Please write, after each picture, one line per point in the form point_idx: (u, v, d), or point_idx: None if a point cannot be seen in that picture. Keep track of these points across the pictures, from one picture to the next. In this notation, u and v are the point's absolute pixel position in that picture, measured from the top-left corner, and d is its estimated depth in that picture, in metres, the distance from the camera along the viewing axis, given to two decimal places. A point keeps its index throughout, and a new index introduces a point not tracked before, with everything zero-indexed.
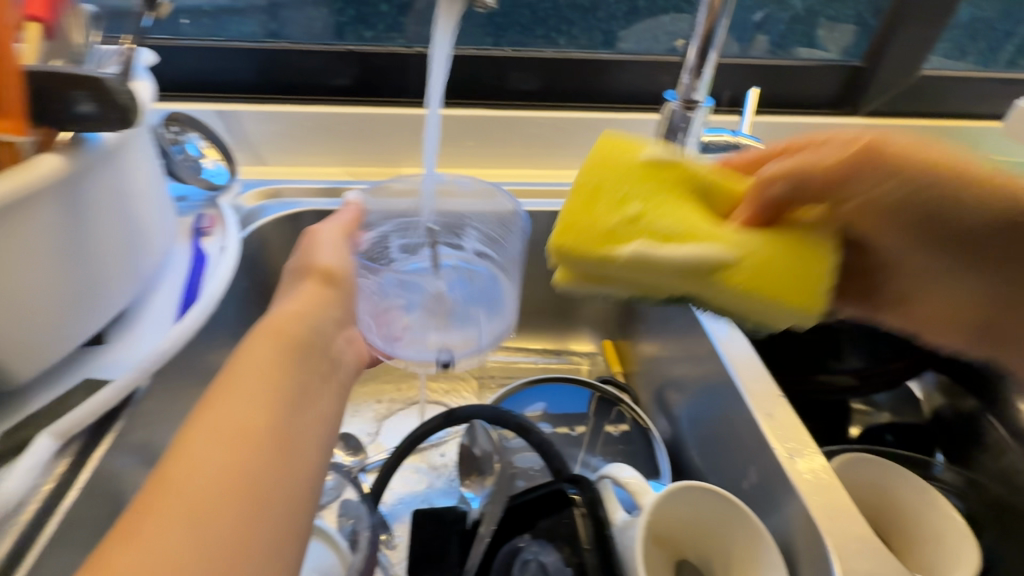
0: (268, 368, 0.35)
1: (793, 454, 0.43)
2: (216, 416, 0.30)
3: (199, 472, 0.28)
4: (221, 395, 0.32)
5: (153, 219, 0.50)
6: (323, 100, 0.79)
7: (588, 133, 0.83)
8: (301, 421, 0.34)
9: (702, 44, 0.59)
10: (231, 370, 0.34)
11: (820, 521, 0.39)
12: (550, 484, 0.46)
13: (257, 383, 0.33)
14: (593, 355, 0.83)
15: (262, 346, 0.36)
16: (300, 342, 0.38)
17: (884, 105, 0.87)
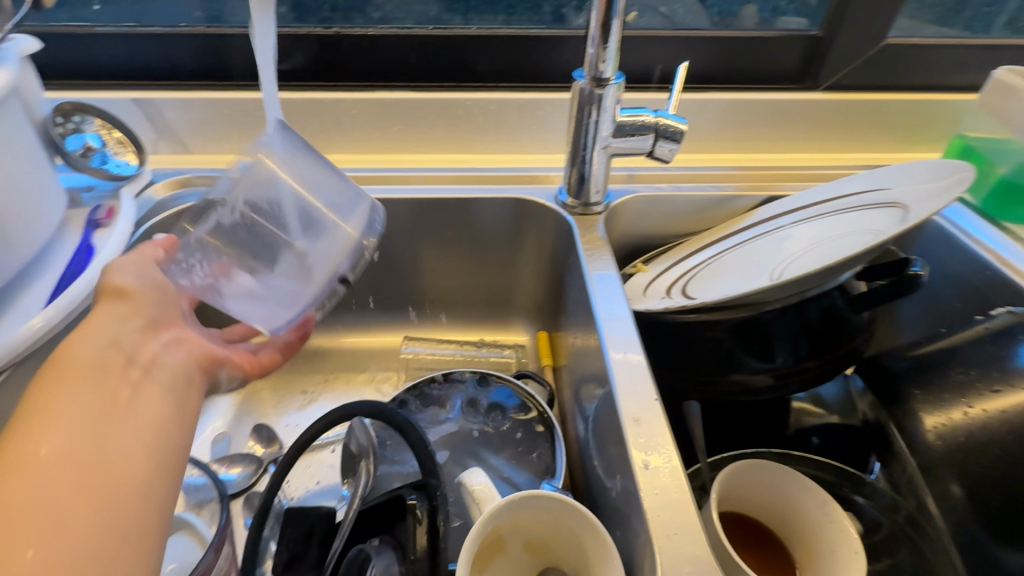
0: (95, 398, 0.37)
1: (647, 464, 0.40)
2: (30, 434, 0.33)
3: (20, 505, 0.30)
4: (24, 437, 0.33)
5: (17, 212, 0.50)
6: (242, 86, 0.77)
7: (518, 114, 0.78)
8: (123, 430, 0.36)
9: (603, 13, 0.54)
10: (36, 406, 0.35)
11: (656, 539, 0.36)
12: (395, 490, 0.43)
13: (67, 414, 0.35)
14: (523, 347, 0.80)
15: (60, 375, 0.37)
16: (106, 360, 0.39)
17: (845, 79, 0.80)
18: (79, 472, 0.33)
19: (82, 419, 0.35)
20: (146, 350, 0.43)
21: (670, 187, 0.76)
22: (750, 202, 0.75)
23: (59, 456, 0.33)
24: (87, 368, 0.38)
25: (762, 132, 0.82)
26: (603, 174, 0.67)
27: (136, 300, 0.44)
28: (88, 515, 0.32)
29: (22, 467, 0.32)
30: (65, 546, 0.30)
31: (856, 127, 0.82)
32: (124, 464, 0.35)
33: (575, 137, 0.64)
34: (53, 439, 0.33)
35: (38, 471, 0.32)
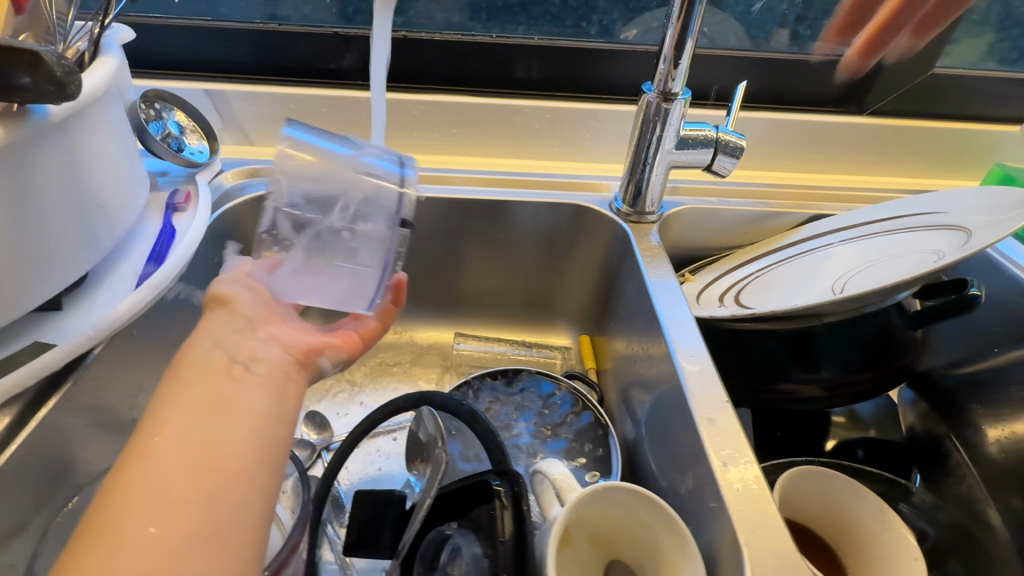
0: (194, 395, 0.37)
1: (726, 463, 0.42)
2: (145, 438, 0.34)
3: (137, 505, 0.31)
4: (145, 437, 0.34)
5: (114, 191, 0.51)
6: (308, 83, 0.80)
7: (573, 123, 0.80)
8: (225, 430, 0.35)
9: (679, 34, 0.57)
10: (159, 403, 0.36)
11: (740, 533, 0.38)
12: (475, 475, 0.45)
13: (176, 414, 0.35)
14: (567, 350, 0.82)
15: (177, 380, 0.38)
16: (214, 358, 0.39)
17: (887, 105, 0.82)
18: (185, 476, 0.32)
19: (188, 420, 0.35)
20: (246, 345, 0.41)
21: (717, 201, 0.78)
22: (796, 219, 0.78)
23: (169, 449, 0.33)
24: (197, 369, 0.38)
25: (806, 152, 0.84)
26: (660, 185, 0.69)
27: (233, 304, 0.44)
28: (188, 519, 0.31)
29: (144, 467, 0.32)
30: (162, 551, 0.29)
31: (897, 152, 0.84)
32: (223, 469, 0.33)
33: (637, 148, 0.67)
34: (164, 438, 0.34)
35: (155, 470, 0.32)
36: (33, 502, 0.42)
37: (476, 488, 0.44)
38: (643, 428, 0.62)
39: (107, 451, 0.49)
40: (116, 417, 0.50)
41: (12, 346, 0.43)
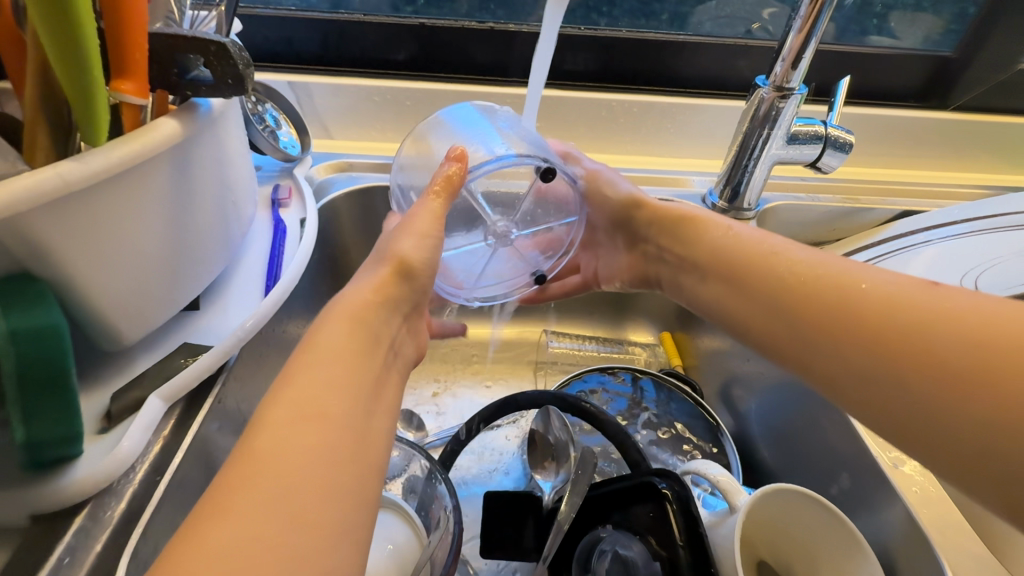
0: (348, 361, 0.34)
1: (896, 462, 0.47)
2: (298, 388, 0.31)
3: (296, 452, 0.28)
4: (306, 383, 0.31)
5: (242, 186, 0.50)
6: (389, 75, 0.77)
7: (660, 117, 0.79)
8: (376, 411, 0.33)
9: (803, 34, 0.55)
10: (312, 352, 0.33)
11: (923, 524, 0.43)
12: (635, 476, 0.45)
13: (340, 371, 0.33)
14: (653, 347, 0.78)
15: (340, 331, 0.35)
16: (376, 330, 0.37)
17: (974, 100, 0.81)
18: (344, 437, 0.30)
19: (349, 383, 0.33)
20: (401, 336, 0.40)
21: (806, 197, 0.76)
22: (884, 215, 0.76)
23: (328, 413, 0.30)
24: (357, 327, 0.36)
25: (892, 147, 0.83)
26: (760, 183, 0.68)
27: (406, 283, 0.40)
28: (336, 484, 0.28)
29: (307, 414, 0.30)
30: (301, 533, 0.26)
31: (981, 148, 0.83)
32: (372, 447, 0.31)
33: (741, 145, 0.66)
34: (335, 394, 0.31)
35: (321, 424, 0.30)
36: None
37: (633, 488, 0.45)
38: (754, 426, 0.63)
39: None
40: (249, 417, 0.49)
41: (164, 347, 0.42)
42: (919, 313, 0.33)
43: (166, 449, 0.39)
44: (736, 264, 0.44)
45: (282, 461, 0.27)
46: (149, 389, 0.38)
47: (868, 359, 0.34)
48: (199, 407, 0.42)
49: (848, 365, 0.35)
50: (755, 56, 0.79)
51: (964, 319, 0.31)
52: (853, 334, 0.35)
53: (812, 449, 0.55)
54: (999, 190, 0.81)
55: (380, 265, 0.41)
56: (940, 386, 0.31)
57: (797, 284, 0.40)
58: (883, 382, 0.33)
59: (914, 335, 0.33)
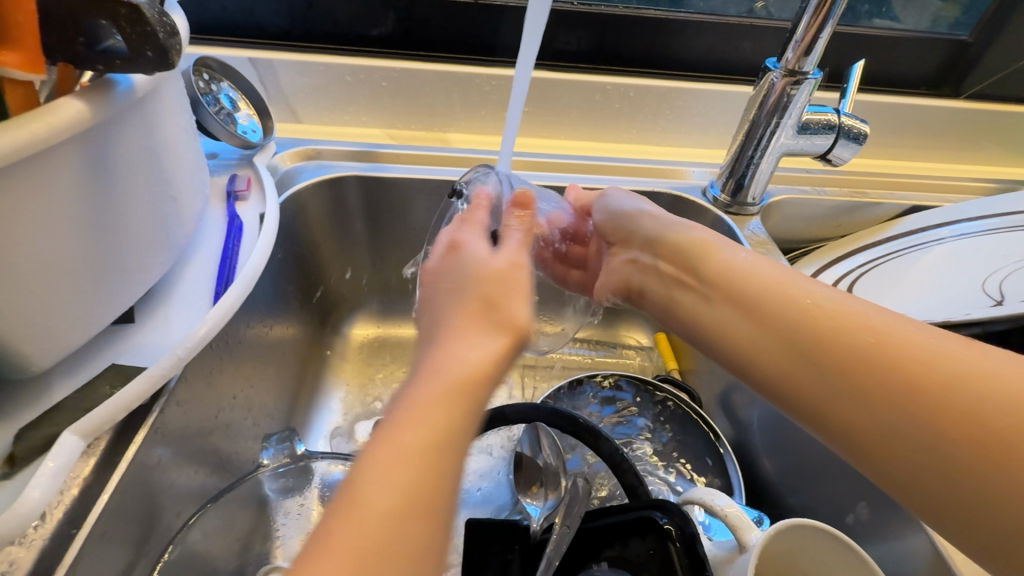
0: (448, 465, 0.24)
1: None
2: (377, 496, 0.22)
3: (344, 566, 0.20)
4: (381, 472, 0.22)
5: (189, 178, 0.43)
6: (361, 52, 0.70)
7: (657, 102, 0.73)
8: (457, 510, 0.24)
9: (821, 15, 0.49)
10: (396, 433, 0.24)
11: (952, 561, 0.39)
12: (634, 509, 0.40)
13: (430, 462, 0.23)
14: (647, 351, 0.73)
15: (448, 392, 0.25)
16: (493, 401, 0.27)
17: (988, 88, 0.77)
18: (427, 563, 0.22)
19: (438, 476, 0.23)
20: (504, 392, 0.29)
21: (811, 189, 0.71)
22: (891, 209, 0.71)
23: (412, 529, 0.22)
24: (464, 404, 0.25)
25: (901, 137, 0.78)
26: (766, 177, 0.63)
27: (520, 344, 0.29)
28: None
29: (375, 515, 0.21)
30: None
31: (991, 139, 0.79)
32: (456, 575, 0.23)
33: (747, 134, 0.61)
34: (410, 491, 0.22)
35: (383, 538, 0.21)
36: (123, 554, 0.36)
37: (630, 523, 0.41)
38: (756, 437, 0.59)
39: (191, 481, 0.43)
40: (198, 441, 0.44)
41: (89, 371, 0.37)
42: (958, 369, 0.28)
43: (88, 492, 0.34)
44: (741, 295, 0.39)
45: (334, 575, 0.20)
46: (64, 425, 0.33)
47: (869, 405, 0.30)
48: (130, 440, 0.36)
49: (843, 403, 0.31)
50: (761, 37, 0.73)
51: (963, 378, 0.28)
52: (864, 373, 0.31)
53: (821, 467, 0.51)
54: (1009, 184, 0.77)
55: (497, 332, 0.28)
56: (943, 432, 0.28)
57: (814, 324, 0.34)
58: (906, 438, 0.29)
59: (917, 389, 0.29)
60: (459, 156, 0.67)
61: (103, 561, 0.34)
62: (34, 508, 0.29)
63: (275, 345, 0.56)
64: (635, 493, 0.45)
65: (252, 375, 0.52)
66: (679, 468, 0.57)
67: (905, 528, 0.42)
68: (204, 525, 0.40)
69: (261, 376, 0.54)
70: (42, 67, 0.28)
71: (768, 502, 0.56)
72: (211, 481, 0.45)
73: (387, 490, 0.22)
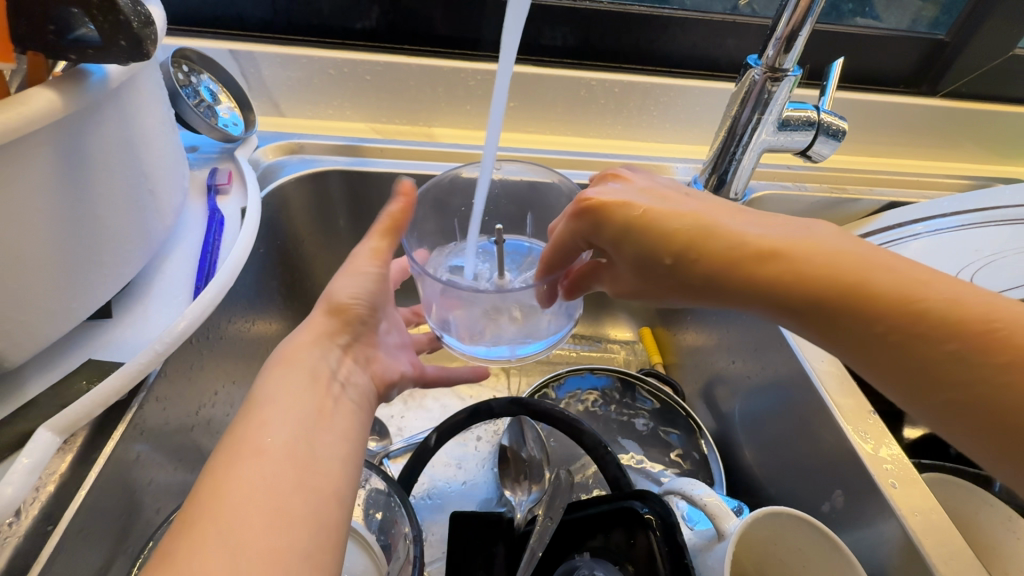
0: (298, 408, 0.32)
1: (896, 483, 0.43)
2: (243, 448, 0.29)
3: (240, 488, 0.27)
4: (246, 428, 0.30)
5: (168, 170, 0.42)
6: (344, 45, 0.69)
7: (642, 98, 0.74)
8: (330, 437, 0.32)
9: (800, 13, 0.50)
10: (256, 399, 0.32)
11: (924, 546, 0.40)
12: (616, 500, 0.41)
13: (281, 409, 0.32)
14: (632, 345, 0.73)
15: (280, 373, 0.34)
16: (318, 364, 0.35)
17: (963, 87, 0.79)
18: (294, 469, 0.29)
19: (294, 417, 0.32)
20: (344, 364, 0.38)
21: (792, 185, 0.72)
22: (870, 205, 0.72)
23: (280, 450, 0.29)
24: (303, 372, 0.34)
25: (880, 135, 0.80)
26: (748, 172, 0.64)
27: (349, 315, 0.38)
28: (299, 505, 0.28)
29: (243, 454, 0.29)
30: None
31: (966, 137, 0.81)
32: (327, 472, 0.30)
33: (729, 130, 0.61)
34: (273, 430, 0.30)
35: (267, 459, 0.29)
36: (102, 551, 0.36)
37: (611, 513, 0.41)
38: (738, 428, 0.60)
39: (172, 478, 0.42)
40: (179, 437, 0.43)
41: (63, 367, 0.37)
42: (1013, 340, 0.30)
43: (64, 489, 0.33)
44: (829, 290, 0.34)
45: (228, 497, 0.27)
46: (38, 421, 0.32)
47: (924, 381, 0.32)
48: (107, 436, 0.36)
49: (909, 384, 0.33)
50: (744, 34, 0.74)
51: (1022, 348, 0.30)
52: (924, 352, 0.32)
53: (799, 458, 0.52)
54: (982, 180, 0.79)
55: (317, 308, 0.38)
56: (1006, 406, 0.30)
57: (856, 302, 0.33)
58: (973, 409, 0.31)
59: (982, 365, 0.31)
60: (443, 151, 0.67)
61: (80, 559, 0.34)
62: (7, 504, 0.28)
63: (257, 341, 0.56)
64: (618, 485, 0.45)
65: (234, 371, 0.51)
66: (662, 460, 0.57)
67: (878, 516, 0.44)
68: None
69: (244, 371, 0.53)
70: (10, 54, 0.28)
71: (748, 492, 0.57)
72: (194, 478, 0.45)
73: (257, 433, 0.30)
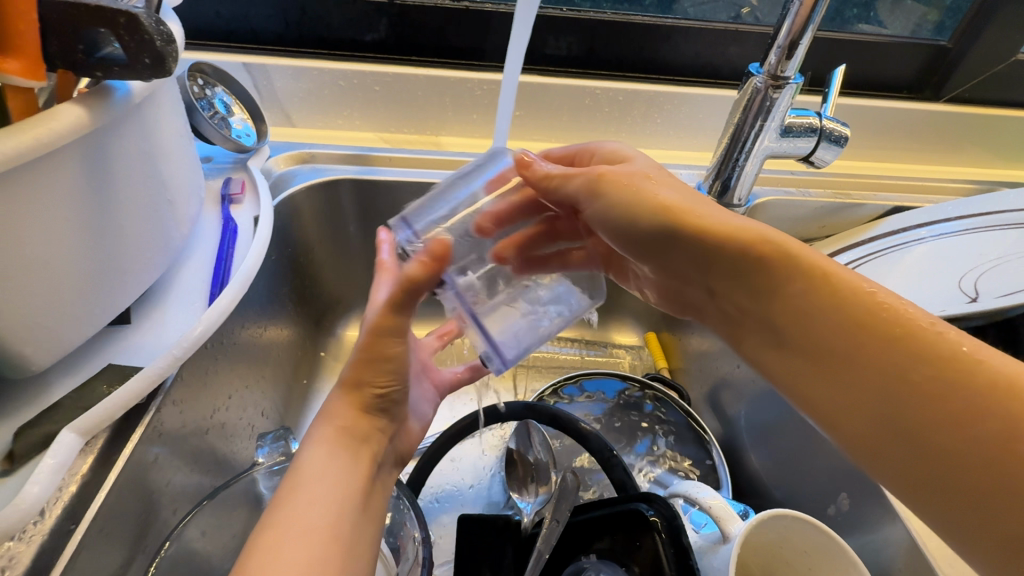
0: (338, 491, 0.34)
1: None
2: (289, 523, 0.32)
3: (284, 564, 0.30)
4: (291, 506, 0.32)
5: (185, 180, 0.44)
6: (354, 57, 0.70)
7: (646, 106, 0.75)
8: (364, 525, 0.34)
9: (800, 23, 0.51)
10: (298, 472, 0.34)
11: (927, 548, 0.41)
12: (621, 501, 0.42)
13: (322, 489, 0.34)
14: (637, 350, 0.74)
15: (323, 449, 0.35)
16: (362, 442, 0.37)
17: (966, 92, 0.79)
18: (332, 554, 0.31)
19: (336, 496, 0.34)
20: (381, 441, 0.38)
21: (796, 190, 0.72)
22: (875, 210, 0.72)
23: (325, 529, 0.32)
24: (340, 444, 0.36)
25: (884, 140, 0.80)
26: (751, 179, 0.65)
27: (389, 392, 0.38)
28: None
29: (294, 535, 0.31)
30: None
31: (970, 142, 0.81)
32: (360, 561, 0.33)
33: (733, 136, 0.62)
34: (320, 509, 0.33)
35: (309, 542, 0.31)
36: (122, 551, 0.37)
37: (616, 516, 0.42)
38: (743, 433, 0.60)
39: (187, 480, 0.43)
40: (194, 440, 0.44)
41: (86, 371, 0.38)
42: None
43: (85, 489, 0.35)
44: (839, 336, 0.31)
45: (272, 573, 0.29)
46: (63, 422, 0.33)
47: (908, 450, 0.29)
48: (127, 438, 0.37)
49: (817, 379, 0.33)
50: (747, 42, 0.75)
51: None
52: (872, 375, 0.30)
53: (805, 461, 0.52)
54: (987, 185, 0.79)
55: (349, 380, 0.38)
56: (914, 425, 0.29)
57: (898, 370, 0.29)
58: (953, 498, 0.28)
59: (937, 401, 0.28)
60: (450, 160, 0.69)
61: (101, 557, 0.35)
62: (33, 503, 0.29)
63: (269, 347, 0.57)
64: (623, 488, 0.46)
65: (247, 375, 0.52)
66: (668, 464, 0.58)
67: (884, 518, 0.44)
68: (199, 523, 0.40)
69: (256, 375, 0.54)
70: (42, 74, 0.29)
71: (754, 496, 0.57)
72: (208, 481, 0.46)
73: (299, 509, 0.32)
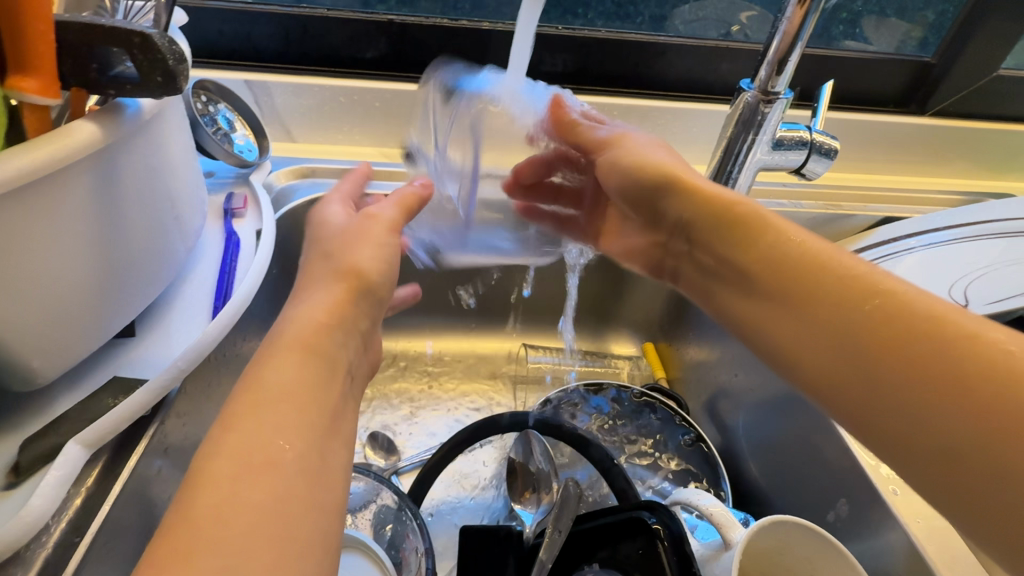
0: (302, 402, 0.30)
1: (895, 490, 0.45)
2: (254, 440, 0.27)
3: (254, 480, 0.26)
4: (249, 428, 0.27)
5: (190, 193, 0.44)
6: (354, 74, 0.72)
7: (641, 121, 0.77)
8: (338, 447, 0.30)
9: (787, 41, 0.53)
10: (256, 386, 0.30)
11: (925, 553, 0.41)
12: (624, 510, 0.42)
13: (290, 403, 0.29)
14: (634, 360, 0.74)
15: (282, 361, 0.31)
16: (330, 353, 0.34)
17: (949, 107, 0.81)
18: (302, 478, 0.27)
19: (300, 411, 0.29)
20: (353, 350, 0.36)
21: (788, 202, 0.74)
22: (865, 221, 0.74)
23: (296, 450, 0.28)
24: (305, 354, 0.32)
25: (874, 153, 0.82)
26: (744, 190, 0.66)
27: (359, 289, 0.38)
28: (304, 517, 0.26)
29: (253, 461, 0.26)
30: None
31: (956, 153, 0.83)
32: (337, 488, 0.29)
33: (726, 149, 0.63)
34: (286, 435, 0.28)
35: (275, 472, 0.27)
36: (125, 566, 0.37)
37: (620, 525, 0.42)
38: (742, 442, 0.60)
39: None
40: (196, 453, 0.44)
41: (90, 384, 0.38)
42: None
43: (90, 502, 0.35)
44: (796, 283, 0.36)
45: (233, 503, 0.25)
46: (67, 435, 0.34)
47: (879, 390, 0.31)
48: (132, 450, 0.37)
49: (789, 334, 0.36)
50: (737, 58, 0.77)
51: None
52: (840, 325, 0.33)
53: (804, 470, 0.52)
54: (973, 196, 0.81)
55: (332, 280, 0.37)
56: (881, 360, 0.31)
57: (855, 306, 0.32)
58: (929, 427, 0.28)
59: (904, 347, 0.30)
60: None
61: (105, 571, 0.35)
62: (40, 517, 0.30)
63: None
64: (625, 497, 0.46)
65: None
66: (667, 473, 0.58)
67: (883, 526, 0.44)
68: None
69: None
70: (58, 92, 0.30)
71: (755, 505, 0.58)
72: None
73: (270, 418, 0.28)
